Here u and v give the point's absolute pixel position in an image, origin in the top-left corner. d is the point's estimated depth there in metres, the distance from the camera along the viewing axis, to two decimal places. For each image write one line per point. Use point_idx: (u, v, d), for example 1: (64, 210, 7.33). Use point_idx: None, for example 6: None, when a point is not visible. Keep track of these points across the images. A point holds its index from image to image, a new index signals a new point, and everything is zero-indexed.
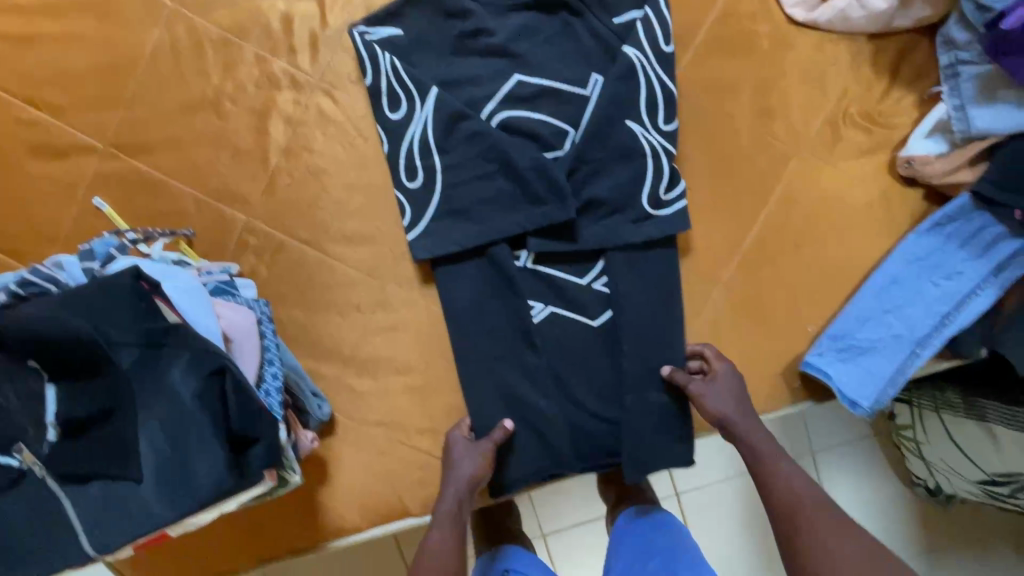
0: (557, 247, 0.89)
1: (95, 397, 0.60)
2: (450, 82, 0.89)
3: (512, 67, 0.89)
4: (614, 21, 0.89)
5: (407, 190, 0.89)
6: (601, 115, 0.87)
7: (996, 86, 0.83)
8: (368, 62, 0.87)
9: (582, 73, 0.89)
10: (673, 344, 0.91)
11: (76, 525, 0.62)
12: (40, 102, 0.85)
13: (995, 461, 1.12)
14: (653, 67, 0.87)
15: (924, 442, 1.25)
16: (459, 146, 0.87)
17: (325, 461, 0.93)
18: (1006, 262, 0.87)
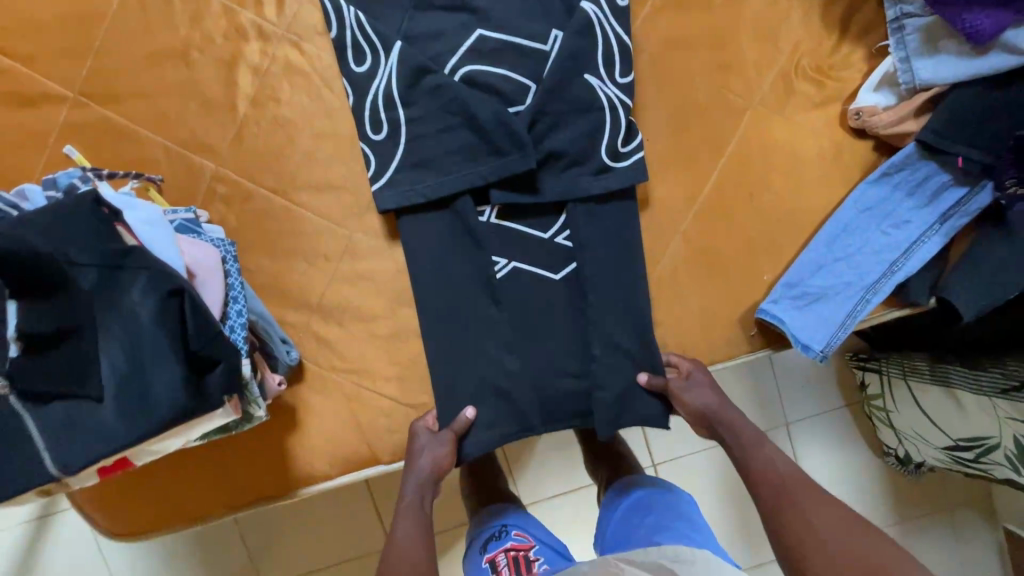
0: (520, 202, 0.92)
1: (51, 315, 0.60)
2: (415, 39, 0.91)
3: (474, 23, 0.91)
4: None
5: (373, 143, 0.91)
6: (561, 67, 0.88)
7: (939, 36, 0.87)
8: (333, 15, 0.90)
9: (543, 28, 0.91)
10: (632, 290, 0.94)
11: (37, 444, 0.63)
12: (10, 51, 0.87)
13: (959, 425, 1.13)
14: (610, 22, 0.90)
15: (893, 410, 1.26)
16: (422, 98, 0.89)
17: (294, 410, 0.94)
18: (950, 211, 0.91)
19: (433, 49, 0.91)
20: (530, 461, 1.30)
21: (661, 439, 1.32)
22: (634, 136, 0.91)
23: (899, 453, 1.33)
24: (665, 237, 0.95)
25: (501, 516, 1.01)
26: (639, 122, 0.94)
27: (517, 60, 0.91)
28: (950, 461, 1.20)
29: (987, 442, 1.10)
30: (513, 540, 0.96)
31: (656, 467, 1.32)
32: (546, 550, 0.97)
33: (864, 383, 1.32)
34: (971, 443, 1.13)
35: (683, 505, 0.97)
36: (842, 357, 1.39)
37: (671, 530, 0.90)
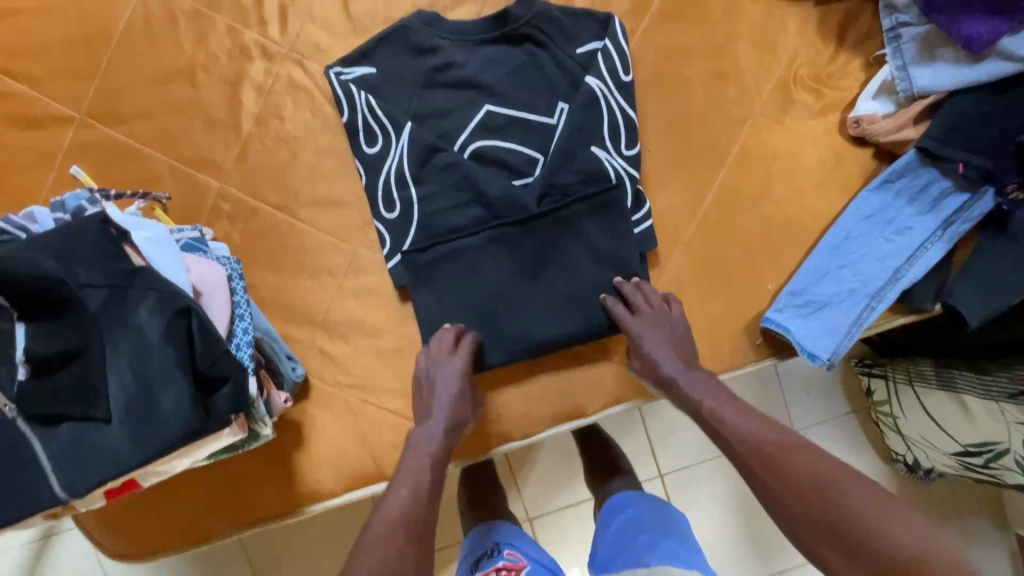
0: (551, 274, 0.91)
1: (61, 336, 0.61)
2: (424, 117, 0.93)
3: (481, 98, 0.93)
4: (576, 51, 0.93)
5: (386, 220, 0.93)
6: (565, 141, 0.90)
7: (935, 45, 0.88)
8: (344, 100, 0.91)
9: (548, 102, 0.93)
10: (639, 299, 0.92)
11: (45, 465, 0.63)
12: (19, 74, 0.88)
13: (968, 431, 1.10)
14: (614, 97, 0.91)
15: (900, 417, 1.23)
16: (434, 177, 0.90)
17: (300, 426, 0.94)
18: (953, 217, 0.91)
19: (434, 65, 0.92)
20: (532, 474, 1.23)
21: (669, 447, 1.28)
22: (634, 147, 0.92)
23: (908, 459, 1.29)
24: (670, 247, 0.95)
25: (495, 534, 0.99)
26: (641, 133, 0.95)
27: (523, 134, 0.93)
28: (961, 467, 1.17)
29: (997, 449, 1.07)
30: (506, 560, 0.94)
31: (663, 477, 1.28)
32: (538, 568, 0.95)
33: (870, 390, 1.28)
34: (981, 449, 1.10)
35: (677, 526, 0.96)
36: (846, 362, 1.37)
37: (663, 550, 0.90)
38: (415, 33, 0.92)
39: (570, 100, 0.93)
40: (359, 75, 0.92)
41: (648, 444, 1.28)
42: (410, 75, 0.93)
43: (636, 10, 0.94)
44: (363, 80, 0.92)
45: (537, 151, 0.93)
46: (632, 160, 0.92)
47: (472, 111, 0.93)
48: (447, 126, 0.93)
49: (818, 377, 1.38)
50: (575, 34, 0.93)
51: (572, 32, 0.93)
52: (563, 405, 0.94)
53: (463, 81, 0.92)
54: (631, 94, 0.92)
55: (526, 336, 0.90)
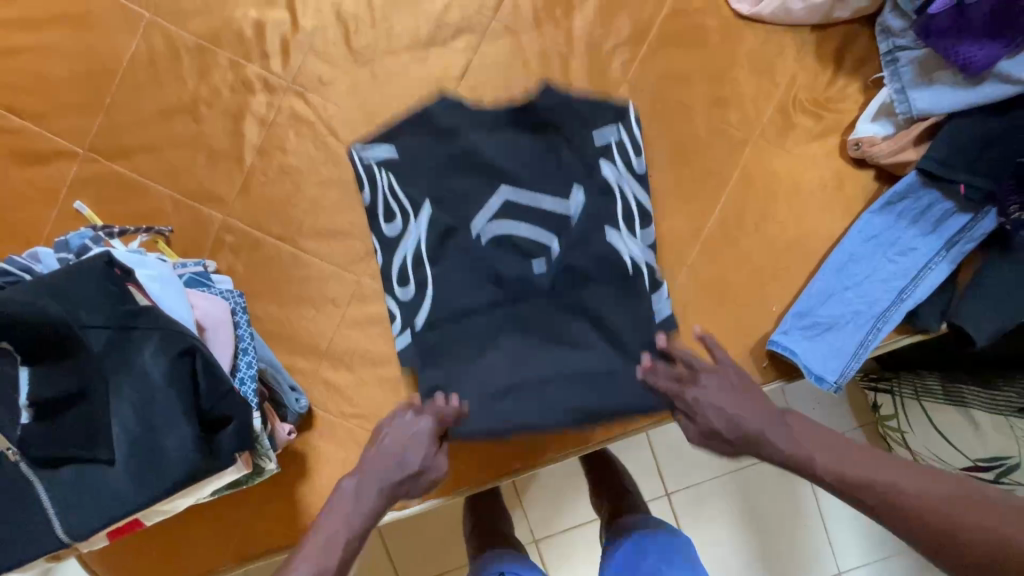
0: (563, 355, 0.85)
1: (67, 378, 0.62)
2: (442, 199, 0.89)
3: (499, 181, 0.89)
4: (592, 136, 0.90)
5: (401, 300, 0.90)
6: (582, 230, 0.87)
7: (932, 69, 0.88)
8: (366, 179, 0.91)
9: (564, 185, 0.89)
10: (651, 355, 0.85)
11: (48, 509, 0.62)
12: (24, 111, 0.89)
13: (978, 445, 1.07)
14: (628, 182, 0.90)
15: (907, 433, 1.17)
16: (449, 258, 0.87)
17: (304, 458, 0.93)
18: (956, 237, 0.91)
19: (453, 150, 0.90)
20: (537, 495, 1.18)
21: (676, 465, 1.21)
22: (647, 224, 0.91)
23: None
24: (674, 271, 0.95)
25: (498, 565, 0.94)
26: (642, 160, 0.95)
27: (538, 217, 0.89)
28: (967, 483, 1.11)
29: (1011, 461, 1.03)
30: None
31: (670, 496, 1.21)
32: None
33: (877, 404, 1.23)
34: (991, 463, 1.05)
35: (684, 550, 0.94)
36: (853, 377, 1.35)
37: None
38: (434, 111, 0.91)
39: (588, 184, 0.89)
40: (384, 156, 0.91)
41: (655, 464, 1.21)
42: (429, 160, 0.90)
43: (636, 37, 0.95)
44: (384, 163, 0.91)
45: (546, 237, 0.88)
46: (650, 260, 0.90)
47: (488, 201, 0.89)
48: (465, 209, 0.89)
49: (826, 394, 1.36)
50: (591, 119, 0.90)
51: (594, 116, 0.90)
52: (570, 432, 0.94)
53: (480, 164, 0.89)
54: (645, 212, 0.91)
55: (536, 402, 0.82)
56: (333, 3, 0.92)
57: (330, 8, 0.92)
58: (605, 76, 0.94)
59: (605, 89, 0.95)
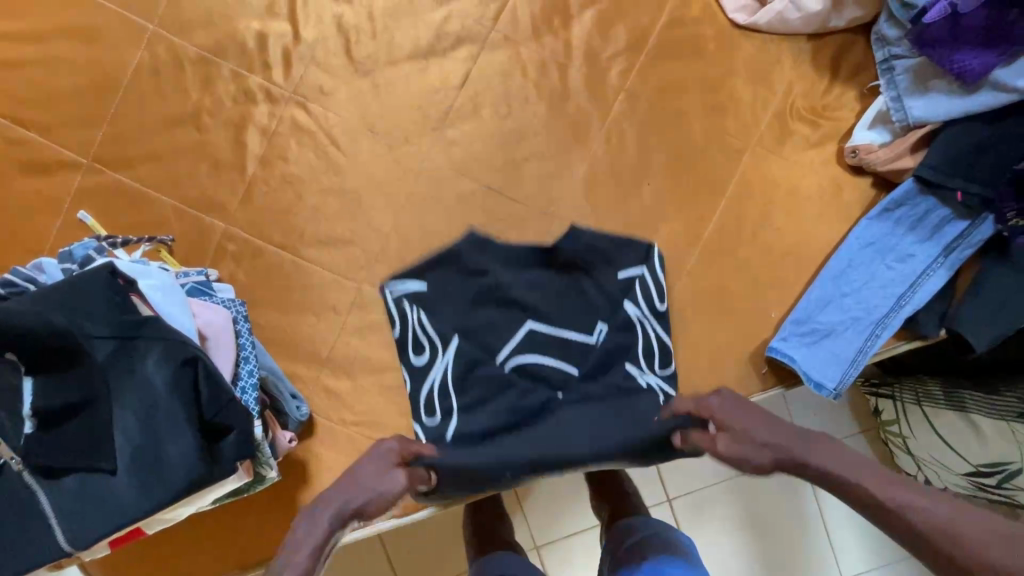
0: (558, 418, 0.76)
1: (73, 387, 0.62)
2: (471, 331, 0.91)
3: (526, 317, 0.92)
4: (616, 276, 0.94)
5: (426, 427, 0.90)
6: (605, 352, 0.89)
7: (928, 77, 0.89)
8: (396, 316, 0.93)
9: (588, 323, 0.92)
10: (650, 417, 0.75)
11: (51, 518, 0.62)
12: (29, 122, 0.90)
13: (979, 450, 1.07)
14: (651, 323, 0.92)
15: (909, 437, 1.14)
16: (478, 388, 0.88)
17: (305, 466, 0.93)
18: (954, 244, 0.91)
19: (484, 286, 0.92)
20: (538, 502, 1.18)
21: (677, 471, 1.20)
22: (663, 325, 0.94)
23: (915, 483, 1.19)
24: (673, 279, 0.96)
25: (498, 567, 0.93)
26: (641, 168, 0.96)
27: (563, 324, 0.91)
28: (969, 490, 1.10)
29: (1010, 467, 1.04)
30: None
31: (671, 502, 1.21)
32: None
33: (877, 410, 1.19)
34: (992, 469, 1.06)
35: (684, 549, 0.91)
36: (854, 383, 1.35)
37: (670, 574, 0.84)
38: (462, 299, 0.92)
39: (612, 322, 0.92)
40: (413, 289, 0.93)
41: (656, 469, 1.20)
42: (460, 292, 0.92)
43: (634, 47, 0.96)
44: (414, 294, 0.93)
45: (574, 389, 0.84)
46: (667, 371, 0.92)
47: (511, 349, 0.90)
48: (492, 339, 0.91)
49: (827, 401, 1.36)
50: (616, 259, 0.94)
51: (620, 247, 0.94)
52: None
53: (507, 300, 0.92)
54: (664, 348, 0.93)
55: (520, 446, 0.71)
56: (333, 15, 0.93)
57: (332, 20, 0.93)
58: (603, 86, 0.95)
59: (603, 98, 0.95)
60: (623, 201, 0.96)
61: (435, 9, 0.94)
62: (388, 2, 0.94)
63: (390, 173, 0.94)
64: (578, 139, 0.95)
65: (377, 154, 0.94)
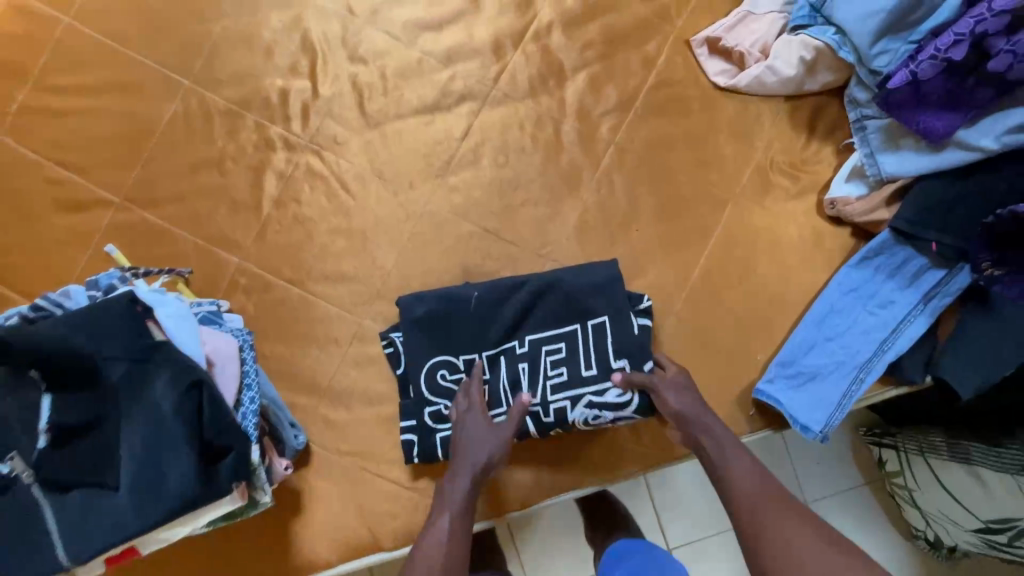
0: (503, 328, 0.95)
1: (84, 407, 0.66)
2: (455, 306, 0.95)
3: (503, 319, 0.95)
4: (583, 280, 0.95)
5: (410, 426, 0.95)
6: (571, 349, 0.94)
7: (898, 136, 0.94)
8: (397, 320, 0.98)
9: (562, 324, 0.95)
10: (579, 299, 0.95)
11: (52, 533, 0.66)
12: (70, 165, 0.99)
13: (987, 507, 1.11)
14: (616, 329, 0.94)
15: (915, 489, 1.23)
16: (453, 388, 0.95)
17: (300, 495, 0.97)
18: (933, 291, 0.95)
19: (475, 293, 0.95)
20: (536, 545, 1.16)
21: (678, 519, 1.19)
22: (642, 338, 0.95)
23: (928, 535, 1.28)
24: (662, 322, 1.00)
25: None
26: (630, 214, 1.02)
27: (541, 312, 0.95)
28: (985, 545, 1.16)
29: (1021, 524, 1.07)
30: None
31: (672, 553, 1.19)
32: None
33: (883, 460, 1.29)
34: (1002, 525, 1.10)
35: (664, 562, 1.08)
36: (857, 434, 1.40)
37: None
38: (452, 304, 0.95)
39: (583, 326, 0.95)
40: (440, 304, 0.94)
41: (656, 517, 1.19)
42: (456, 302, 0.95)
43: (624, 105, 1.03)
44: (421, 306, 0.94)
45: (557, 323, 0.95)
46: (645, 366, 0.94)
47: (494, 328, 0.95)
48: (481, 336, 0.96)
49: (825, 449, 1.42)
50: (589, 266, 0.96)
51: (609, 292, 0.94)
52: (563, 477, 0.98)
53: (492, 301, 0.95)
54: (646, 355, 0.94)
55: (471, 291, 0.95)
56: (350, 74, 1.03)
57: (348, 78, 1.02)
58: (594, 140, 1.03)
59: (595, 150, 1.03)
60: (612, 246, 1.01)
61: (442, 70, 1.03)
62: (400, 63, 1.03)
63: (395, 215, 1.01)
64: (571, 188, 1.02)
65: (384, 198, 1.01)
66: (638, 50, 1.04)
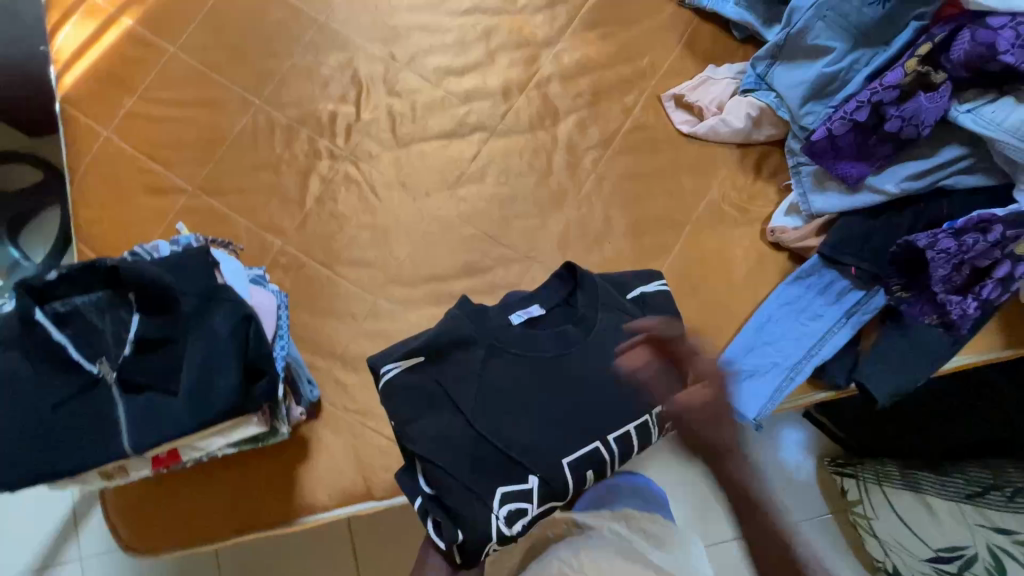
0: (563, 351, 0.95)
1: (162, 328, 0.87)
2: (538, 319, 0.98)
3: (561, 341, 0.96)
4: (505, 327, 0.95)
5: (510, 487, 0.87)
6: (523, 408, 0.91)
7: (824, 180, 1.16)
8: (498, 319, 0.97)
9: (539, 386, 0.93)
10: (488, 365, 0.92)
11: (121, 422, 0.84)
12: (157, 159, 1.24)
13: (937, 535, 1.36)
14: (521, 379, 0.92)
15: (873, 517, 1.49)
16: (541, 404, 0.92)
17: (308, 443, 1.13)
18: (855, 308, 1.13)
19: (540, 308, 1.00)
20: None
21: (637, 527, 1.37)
22: (440, 454, 0.87)
23: (888, 567, 1.50)
24: None
25: None
26: (605, 230, 1.23)
27: (475, 389, 0.91)
28: None
29: (965, 552, 1.32)
30: None
31: None
32: None
33: (844, 489, 1.54)
34: (951, 554, 1.34)
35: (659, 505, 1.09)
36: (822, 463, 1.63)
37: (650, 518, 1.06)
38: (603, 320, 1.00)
39: (521, 376, 0.92)
40: (528, 317, 0.98)
41: None
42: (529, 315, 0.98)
43: (605, 143, 1.27)
44: (655, 301, 1.03)
45: (518, 379, 0.92)
46: (478, 494, 0.86)
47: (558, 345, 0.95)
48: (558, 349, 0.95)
49: (791, 481, 1.61)
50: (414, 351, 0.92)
51: (417, 392, 0.90)
52: None
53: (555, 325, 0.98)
54: (489, 476, 0.87)
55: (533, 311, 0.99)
56: (386, 104, 1.28)
57: (385, 107, 1.28)
58: (579, 168, 1.26)
59: (579, 177, 1.25)
60: (588, 255, 1.22)
61: (460, 106, 1.29)
62: (428, 99, 1.29)
63: (413, 217, 1.23)
64: (558, 207, 1.24)
65: (404, 203, 1.24)
66: (619, 102, 1.29)
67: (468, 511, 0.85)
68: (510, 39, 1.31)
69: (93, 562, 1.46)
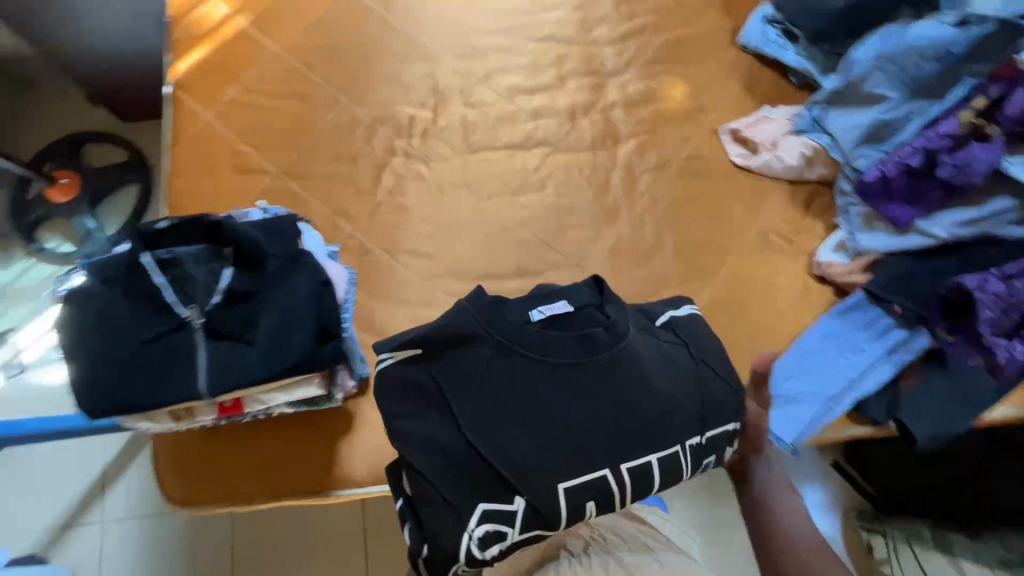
0: (582, 355, 0.94)
1: (250, 283, 0.95)
2: (562, 321, 0.99)
3: (580, 345, 0.95)
4: (515, 322, 0.95)
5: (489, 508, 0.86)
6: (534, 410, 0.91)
7: (873, 220, 1.21)
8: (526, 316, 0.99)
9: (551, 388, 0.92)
10: (497, 361, 0.92)
11: (200, 364, 0.91)
12: (249, 143, 1.36)
13: None
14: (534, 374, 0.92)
15: None
16: (553, 407, 0.91)
17: (352, 418, 1.18)
18: (898, 346, 1.14)
19: (564, 308, 1.00)
20: None
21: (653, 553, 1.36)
22: (427, 458, 0.88)
23: None
24: None
25: None
26: (655, 248, 1.28)
27: (481, 385, 0.91)
28: None
29: None
30: None
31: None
32: None
33: (871, 546, 1.45)
34: None
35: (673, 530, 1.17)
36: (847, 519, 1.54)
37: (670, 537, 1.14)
38: (633, 331, 1.01)
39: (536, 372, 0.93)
40: (550, 316, 0.99)
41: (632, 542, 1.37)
42: (553, 316, 0.99)
43: (661, 167, 1.34)
44: (683, 325, 1.05)
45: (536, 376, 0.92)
46: (456, 509, 0.86)
47: (571, 349, 0.95)
48: (575, 354, 0.94)
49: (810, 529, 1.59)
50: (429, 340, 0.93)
51: (410, 385, 0.92)
52: None
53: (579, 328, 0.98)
54: (476, 488, 0.87)
55: (553, 312, 0.99)
56: (461, 114, 1.39)
57: (460, 116, 1.39)
58: (635, 188, 1.33)
59: (634, 197, 1.32)
60: (637, 269, 1.27)
61: (529, 121, 1.38)
62: (499, 113, 1.39)
63: (473, 217, 1.31)
64: (612, 222, 1.31)
65: (468, 203, 1.32)
66: (678, 131, 1.37)
67: (435, 524, 0.86)
68: (580, 66, 1.42)
69: (116, 527, 1.50)
